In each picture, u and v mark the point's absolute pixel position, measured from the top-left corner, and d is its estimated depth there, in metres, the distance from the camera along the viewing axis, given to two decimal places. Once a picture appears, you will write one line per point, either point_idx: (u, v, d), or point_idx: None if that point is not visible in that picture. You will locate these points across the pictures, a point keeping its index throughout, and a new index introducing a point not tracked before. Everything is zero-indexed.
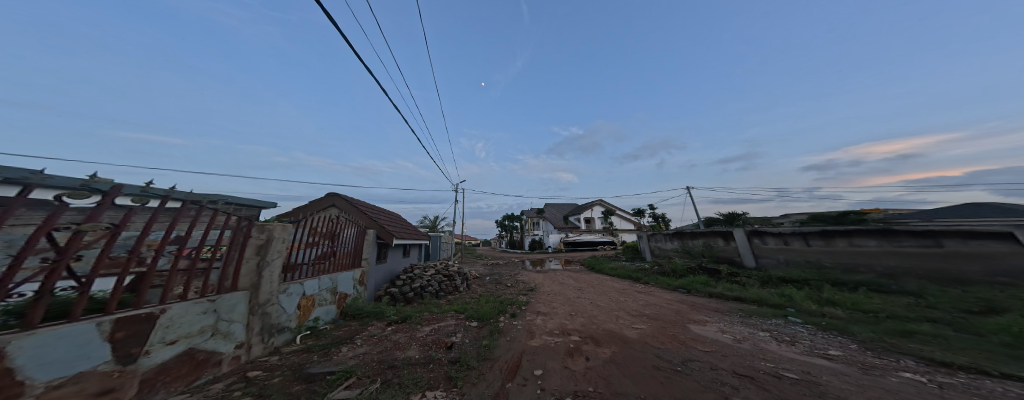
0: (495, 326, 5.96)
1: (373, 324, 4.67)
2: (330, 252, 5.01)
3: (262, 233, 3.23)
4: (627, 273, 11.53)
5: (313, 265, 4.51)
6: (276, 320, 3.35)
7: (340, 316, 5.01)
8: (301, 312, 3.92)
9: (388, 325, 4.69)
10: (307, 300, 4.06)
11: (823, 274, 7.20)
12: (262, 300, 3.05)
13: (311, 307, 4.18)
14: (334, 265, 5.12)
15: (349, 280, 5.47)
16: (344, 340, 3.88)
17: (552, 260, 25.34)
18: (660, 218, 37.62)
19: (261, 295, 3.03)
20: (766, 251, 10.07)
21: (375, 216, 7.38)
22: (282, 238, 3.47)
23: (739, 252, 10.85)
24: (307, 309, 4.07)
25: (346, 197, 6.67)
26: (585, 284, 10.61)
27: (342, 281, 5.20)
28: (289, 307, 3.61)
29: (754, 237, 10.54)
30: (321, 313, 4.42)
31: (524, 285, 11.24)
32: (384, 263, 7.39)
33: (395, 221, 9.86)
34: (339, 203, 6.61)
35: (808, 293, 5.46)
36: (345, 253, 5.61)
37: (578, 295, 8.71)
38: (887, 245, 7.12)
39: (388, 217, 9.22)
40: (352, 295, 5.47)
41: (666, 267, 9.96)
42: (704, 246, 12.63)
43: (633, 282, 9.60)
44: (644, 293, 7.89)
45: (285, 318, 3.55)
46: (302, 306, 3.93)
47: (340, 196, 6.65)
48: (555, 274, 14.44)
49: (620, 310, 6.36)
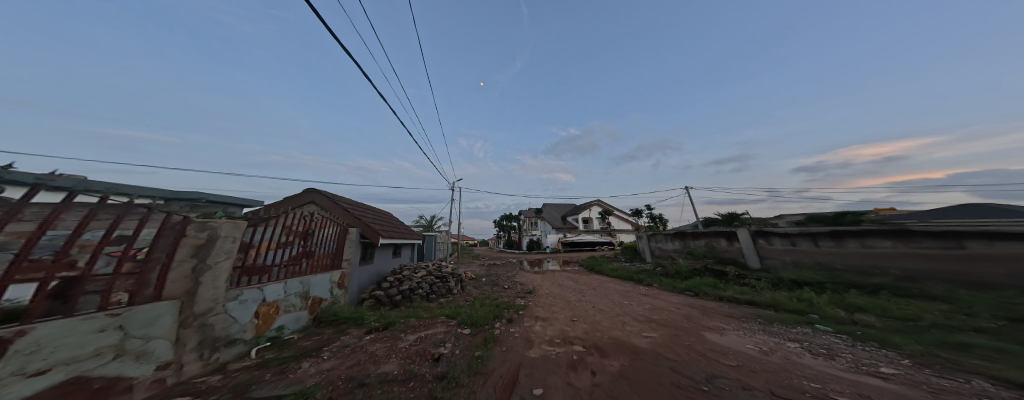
0: (490, 334, 5.42)
1: (350, 333, 4.10)
2: (305, 252, 4.51)
3: (203, 231, 2.63)
4: (629, 274, 11.11)
5: (285, 268, 4.09)
6: (221, 333, 2.83)
7: (313, 323, 4.44)
8: (259, 322, 3.39)
9: (367, 334, 4.11)
10: (268, 308, 3.52)
11: (836, 277, 6.81)
12: (197, 312, 2.52)
13: (273, 315, 3.66)
14: (309, 268, 4.60)
15: (326, 283, 4.93)
16: (308, 353, 3.29)
17: (551, 261, 24.89)
18: (659, 219, 37.54)
19: (196, 306, 2.50)
20: (772, 252, 9.73)
21: (360, 214, 6.83)
22: (233, 237, 2.93)
23: (743, 252, 10.52)
24: (268, 317, 3.54)
25: (325, 193, 6.11)
26: (585, 286, 10.16)
27: (317, 285, 4.63)
28: (242, 316, 3.10)
29: (759, 237, 10.20)
30: (287, 322, 3.87)
31: (522, 287, 10.74)
32: (370, 264, 6.85)
33: (385, 219, 9.27)
34: (317, 199, 6.04)
35: (828, 297, 5.05)
36: (324, 254, 5.08)
37: (579, 298, 8.24)
38: (902, 247, 6.79)
39: (377, 216, 8.64)
40: (329, 300, 4.90)
41: (670, 268, 9.55)
42: (707, 247, 12.27)
43: (636, 284, 9.18)
44: (649, 296, 7.42)
45: (236, 329, 3.03)
46: (260, 315, 3.39)
47: (319, 192, 6.08)
48: (553, 275, 13.97)
49: (626, 316, 5.87)
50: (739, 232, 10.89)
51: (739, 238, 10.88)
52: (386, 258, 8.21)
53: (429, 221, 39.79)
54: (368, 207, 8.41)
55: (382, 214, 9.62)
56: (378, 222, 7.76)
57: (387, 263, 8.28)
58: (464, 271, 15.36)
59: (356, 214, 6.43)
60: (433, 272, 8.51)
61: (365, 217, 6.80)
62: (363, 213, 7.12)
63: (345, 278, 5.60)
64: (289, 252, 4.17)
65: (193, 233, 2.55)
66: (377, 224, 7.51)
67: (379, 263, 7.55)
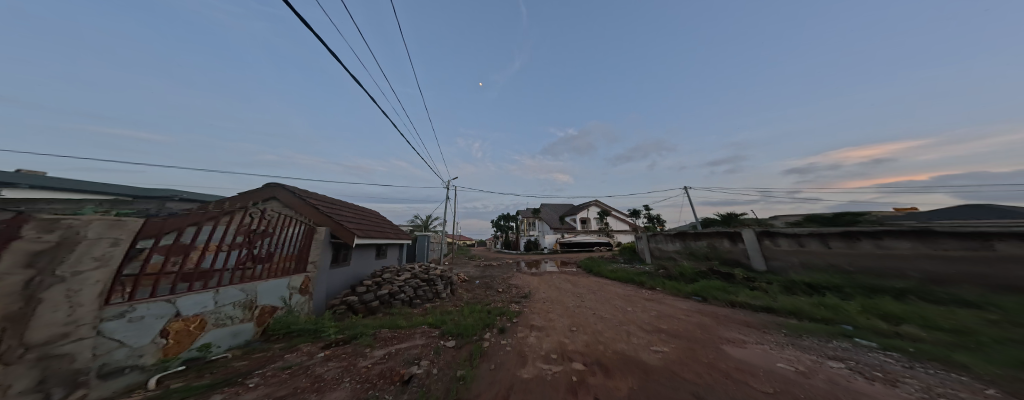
0: (478, 347, 4.79)
1: (300, 349, 3.40)
2: (264, 254, 4.00)
3: (49, 231, 1.56)
4: (629, 276, 10.58)
5: (236, 272, 3.50)
6: (88, 363, 1.74)
7: (260, 336, 3.72)
8: (170, 342, 2.45)
9: (321, 351, 3.41)
10: (186, 324, 2.61)
11: (854, 280, 6.31)
12: (36, 341, 1.45)
13: (196, 333, 2.74)
14: (266, 272, 4.06)
15: (282, 289, 4.23)
16: (232, 380, 2.46)
17: (548, 261, 24.33)
18: (656, 220, 37.24)
19: (36, 333, 1.46)
20: (778, 253, 9.24)
21: (334, 212, 6.24)
22: (113, 239, 1.92)
23: (748, 253, 10.03)
24: (185, 334, 2.60)
25: (290, 189, 5.44)
26: (584, 289, 9.59)
27: (267, 292, 3.87)
28: (137, 336, 2.12)
29: (765, 238, 9.70)
30: (217, 339, 3.01)
31: (517, 290, 10.11)
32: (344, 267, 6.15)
33: (366, 217, 8.65)
34: (281, 196, 5.38)
35: (857, 303, 4.49)
36: (288, 256, 4.55)
37: (578, 304, 7.65)
38: (924, 249, 6.28)
39: (356, 214, 8.03)
40: (283, 309, 4.17)
41: (673, 270, 9.01)
42: (709, 248, 11.79)
43: (638, 288, 8.63)
44: (653, 301, 6.87)
45: (122, 356, 2.00)
46: (172, 332, 2.47)
47: (282, 187, 5.41)
48: (550, 277, 13.38)
49: (630, 325, 5.29)
50: (744, 232, 10.39)
51: (744, 238, 10.37)
52: (364, 259, 7.53)
53: (425, 221, 39.11)
54: (344, 204, 7.77)
55: (363, 212, 8.99)
56: (356, 220, 7.17)
57: (366, 265, 7.63)
58: (458, 272, 14.74)
59: (327, 212, 5.83)
60: (418, 274, 7.85)
61: (339, 215, 6.21)
62: (337, 211, 6.53)
63: (310, 283, 4.98)
64: (244, 254, 3.67)
65: (35, 235, 1.49)
66: (355, 222, 6.93)
67: (355, 265, 6.88)
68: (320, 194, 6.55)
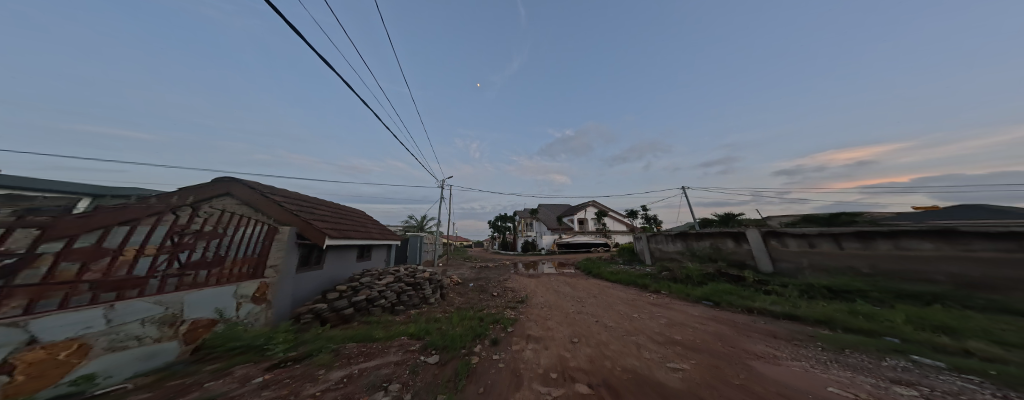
0: (466, 363, 4.13)
1: (232, 373, 2.70)
2: (215, 257, 3.55)
3: None
4: (630, 278, 10.05)
5: (175, 280, 3.04)
6: None
7: (185, 354, 2.90)
8: (20, 378, 1.74)
9: (259, 375, 2.74)
10: (50, 352, 1.91)
11: (876, 283, 5.83)
12: None
13: (71, 362, 2.03)
14: (217, 278, 3.60)
15: (226, 298, 3.53)
16: None
17: (546, 262, 23.72)
18: (654, 220, 37.00)
19: None
20: (785, 254, 8.66)
21: (304, 209, 5.65)
22: None
23: (754, 254, 9.52)
24: (52, 366, 1.90)
25: (247, 182, 4.81)
26: (584, 293, 9.02)
27: (200, 304, 3.16)
28: None
29: (772, 238, 9.16)
30: (112, 367, 2.28)
31: (513, 294, 9.46)
32: (309, 271, 5.45)
33: (347, 216, 8.03)
34: (236, 190, 4.74)
35: (898, 316, 3.89)
36: (246, 259, 4.07)
37: (579, 309, 7.06)
38: (948, 250, 5.77)
39: (334, 212, 7.42)
40: (226, 322, 3.45)
41: (678, 272, 8.47)
42: (713, 248, 11.29)
43: (642, 291, 8.08)
44: (660, 307, 6.32)
45: None
46: (22, 365, 1.77)
47: (238, 181, 4.78)
48: (548, 279, 12.78)
49: (640, 335, 4.71)
50: (749, 232, 9.88)
51: (749, 239, 9.85)
52: (340, 261, 6.83)
53: (420, 222, 38.03)
54: (319, 202, 7.14)
55: (342, 210, 8.37)
56: (333, 218, 6.57)
57: (342, 268, 6.92)
58: (451, 275, 14.01)
59: (294, 210, 5.25)
60: (403, 277, 7.16)
61: (309, 213, 5.62)
62: (309, 209, 5.93)
63: (272, 289, 4.36)
64: (188, 260, 3.25)
65: None
66: (330, 220, 6.33)
67: (329, 268, 6.19)
68: (288, 190, 5.95)
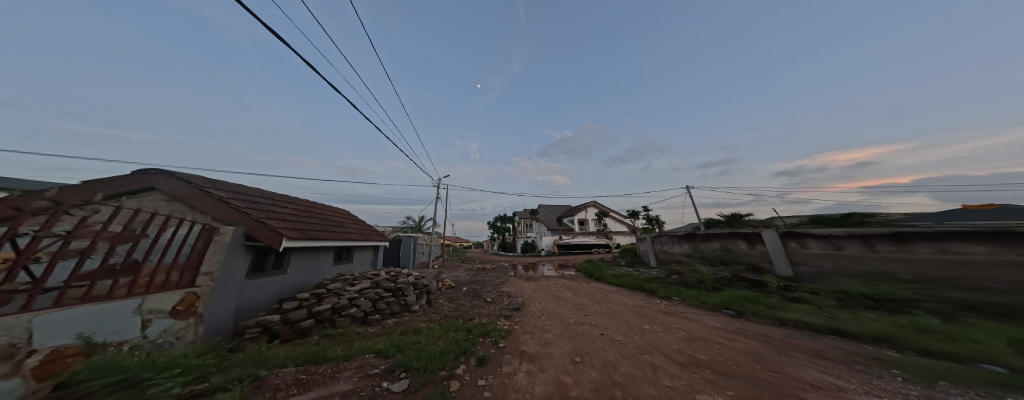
0: (442, 391, 3.27)
1: None
2: (126, 263, 2.86)
3: None
4: (636, 282, 9.26)
5: (61, 294, 2.33)
6: None
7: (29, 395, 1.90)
8: None
9: None
10: None
11: (927, 292, 4.98)
12: None
13: None
14: (127, 289, 2.89)
15: (121, 317, 2.74)
16: None
17: (546, 264, 22.96)
18: (656, 221, 36.05)
19: None
20: (806, 257, 7.68)
21: (258, 208, 4.98)
22: None
23: (770, 257, 8.58)
24: None
25: (180, 176, 4.16)
26: (587, 299, 8.24)
27: (57, 329, 2.18)
28: None
29: (790, 239, 8.15)
30: None
31: (509, 299, 8.66)
32: (264, 277, 4.80)
33: (319, 216, 7.33)
34: (164, 185, 4.06)
35: (994, 343, 2.96)
36: (174, 264, 3.38)
37: (580, 319, 6.28)
38: (1005, 254, 4.76)
39: (302, 211, 6.73)
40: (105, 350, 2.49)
41: (688, 276, 7.65)
42: (723, 250, 10.48)
43: (650, 297, 7.28)
44: (673, 316, 5.52)
45: None
46: None
47: (169, 174, 4.12)
48: (547, 283, 12.01)
49: (656, 355, 3.88)
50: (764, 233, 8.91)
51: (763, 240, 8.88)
52: (308, 265, 6.11)
53: (418, 223, 37.34)
54: (283, 201, 6.45)
55: (315, 209, 7.67)
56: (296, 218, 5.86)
57: (312, 272, 6.18)
58: (444, 278, 13.20)
59: (244, 208, 4.58)
60: (381, 281, 6.38)
61: (264, 212, 4.95)
62: (266, 207, 5.26)
63: (204, 301, 3.67)
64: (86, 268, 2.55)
65: None
66: (293, 220, 5.65)
67: (290, 273, 5.47)
68: (242, 186, 5.29)
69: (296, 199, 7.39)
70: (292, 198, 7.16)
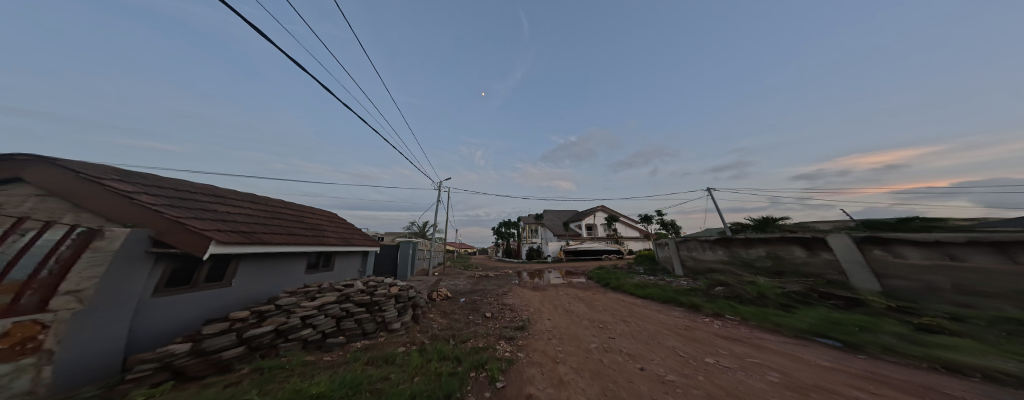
0: None
1: None
2: None
3: None
4: (665, 294, 7.66)
5: None
6: None
7: None
8: None
9: None
10: None
11: None
12: None
13: None
14: None
15: None
16: None
17: (552, 271, 21.32)
18: (670, 226, 33.69)
19: None
20: (899, 268, 5.87)
21: (188, 207, 3.80)
22: None
23: (843, 267, 6.84)
24: None
25: (71, 167, 3.16)
26: (607, 315, 6.74)
27: None
28: None
29: (874, 246, 6.37)
30: None
31: (512, 315, 7.23)
32: (187, 293, 3.47)
33: (287, 218, 6.15)
34: (46, 179, 3.09)
35: None
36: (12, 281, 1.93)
37: (604, 345, 4.82)
38: None
39: (264, 213, 5.58)
40: None
41: (739, 289, 6.05)
42: (770, 256, 8.75)
43: (692, 315, 5.70)
44: (741, 344, 3.96)
45: None
46: None
47: (59, 165, 3.15)
48: (556, 293, 10.50)
49: None
50: (833, 238, 7.20)
51: (830, 246, 7.22)
52: (261, 275, 4.80)
53: (421, 229, 36.60)
54: (238, 200, 5.30)
55: (284, 211, 6.51)
56: (247, 220, 4.67)
57: (267, 283, 4.89)
58: (441, 287, 11.85)
59: (161, 204, 3.40)
60: (353, 294, 5.04)
61: (195, 211, 3.76)
62: (203, 207, 4.08)
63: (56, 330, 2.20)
64: None
65: None
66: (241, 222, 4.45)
67: (233, 287, 4.16)
68: (173, 183, 4.19)
69: (261, 199, 6.26)
70: (254, 198, 6.03)
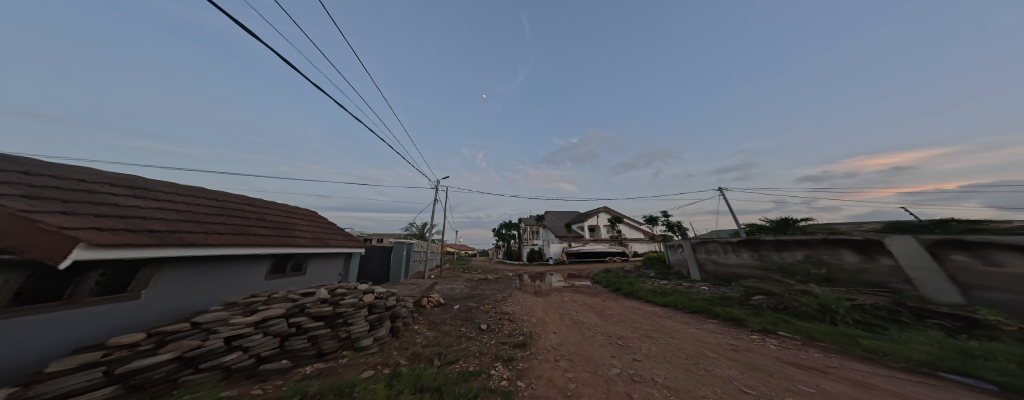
0: None
1: None
2: None
3: None
4: (692, 304, 6.57)
5: None
6: None
7: None
8: None
9: None
10: None
11: None
12: None
13: None
14: None
15: None
16: None
17: (555, 273, 20.23)
18: (678, 227, 32.31)
19: None
20: (994, 279, 4.77)
21: (59, 199, 2.66)
22: None
23: (909, 276, 5.80)
24: None
25: None
26: (625, 327, 5.67)
27: None
28: None
29: (954, 250, 5.25)
30: None
31: (512, 326, 6.17)
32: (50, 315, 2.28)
33: (242, 216, 5.02)
34: None
35: None
36: None
37: (629, 372, 3.76)
38: None
39: (207, 210, 4.45)
40: None
41: (791, 300, 4.96)
42: (812, 262, 7.63)
43: (734, 332, 4.64)
44: (821, 375, 2.93)
45: None
46: None
47: None
48: (561, 299, 9.43)
49: None
50: (895, 241, 6.10)
51: (891, 251, 6.14)
52: (190, 283, 3.69)
53: (420, 229, 35.74)
54: (168, 195, 4.16)
55: (241, 207, 5.39)
56: (166, 217, 3.52)
57: (197, 293, 3.75)
58: (434, 292, 10.78)
59: (3, 193, 2.29)
60: (309, 305, 3.94)
61: (74, 206, 2.66)
62: (97, 200, 2.97)
63: None
64: None
65: None
66: (154, 219, 3.31)
67: (139, 300, 3.06)
68: (54, 172, 3.08)
69: (209, 193, 5.13)
70: (199, 192, 4.92)
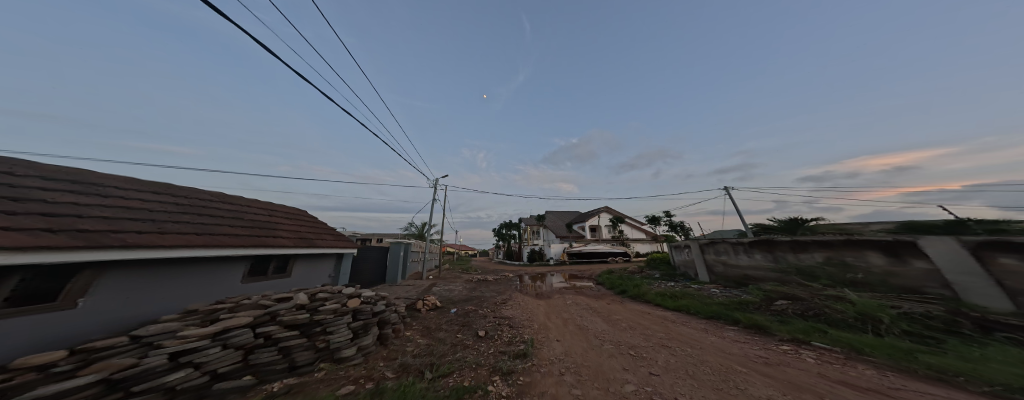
0: None
1: None
2: None
3: None
4: (707, 309, 6.07)
5: None
6: None
7: None
8: None
9: None
10: None
11: None
12: None
13: None
14: None
15: None
16: None
17: (555, 274, 19.77)
18: (680, 227, 31.82)
19: None
20: None
21: None
22: None
23: (948, 281, 5.37)
24: None
25: None
26: (637, 334, 5.17)
27: None
28: None
29: (1000, 252, 4.84)
30: None
31: (512, 333, 5.67)
32: None
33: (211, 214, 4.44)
34: None
35: None
36: None
37: (648, 388, 3.26)
38: None
39: (166, 210, 3.88)
40: None
41: (825, 306, 4.46)
42: (838, 265, 7.09)
43: (762, 341, 4.17)
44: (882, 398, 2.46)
45: None
46: None
47: None
48: (564, 302, 8.94)
49: None
50: (929, 244, 5.67)
51: (925, 253, 5.71)
52: (135, 290, 2.93)
53: (419, 229, 35.35)
54: (120, 191, 3.60)
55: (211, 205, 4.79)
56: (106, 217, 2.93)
57: (148, 300, 3.01)
58: (430, 294, 10.30)
59: None
60: (285, 312, 3.24)
61: None
62: (13, 196, 2.42)
63: None
64: None
65: None
66: (88, 219, 2.73)
67: (64, 312, 2.28)
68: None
69: (172, 189, 4.52)
70: (164, 190, 4.37)
